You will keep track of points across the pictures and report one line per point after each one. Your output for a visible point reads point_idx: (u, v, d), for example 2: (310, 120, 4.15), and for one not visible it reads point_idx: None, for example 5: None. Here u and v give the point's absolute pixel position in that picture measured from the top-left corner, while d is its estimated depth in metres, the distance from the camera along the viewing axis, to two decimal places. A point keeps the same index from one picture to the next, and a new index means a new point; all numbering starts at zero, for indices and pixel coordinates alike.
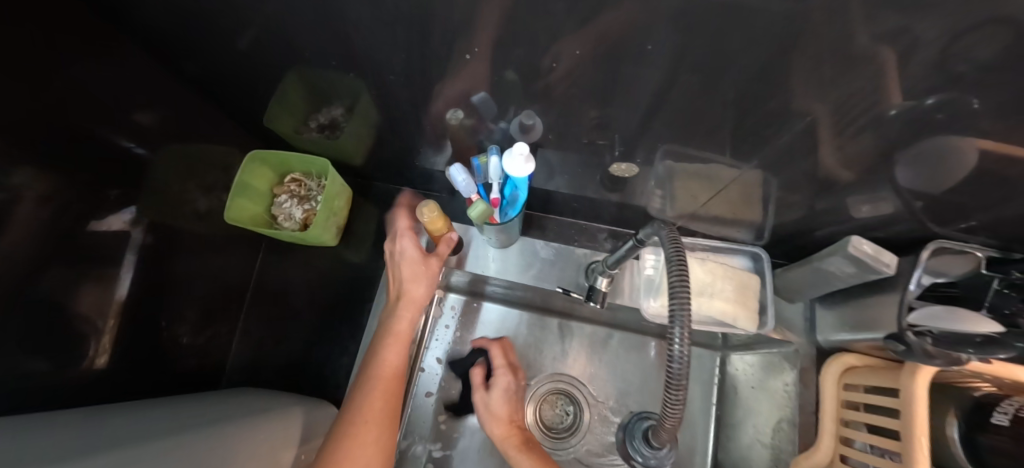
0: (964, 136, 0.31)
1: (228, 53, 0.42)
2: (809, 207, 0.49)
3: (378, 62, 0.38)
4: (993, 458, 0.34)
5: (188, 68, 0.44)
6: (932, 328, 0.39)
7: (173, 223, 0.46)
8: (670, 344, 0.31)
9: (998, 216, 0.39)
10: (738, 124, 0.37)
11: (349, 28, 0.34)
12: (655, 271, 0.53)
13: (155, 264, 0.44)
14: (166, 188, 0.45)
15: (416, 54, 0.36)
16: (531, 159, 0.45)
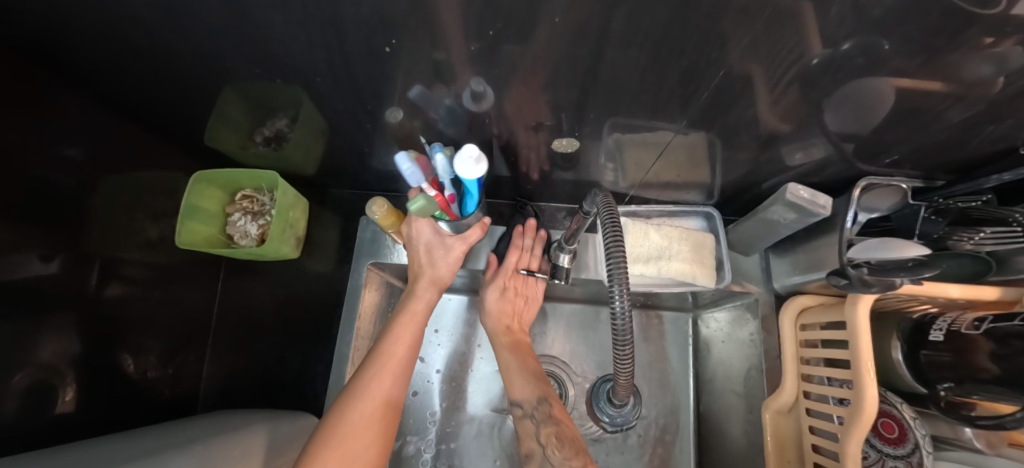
0: (883, 77, 0.33)
1: (147, 74, 0.41)
2: (750, 162, 0.50)
3: (306, 66, 0.38)
4: (933, 372, 0.38)
5: (118, 94, 0.44)
6: (867, 259, 0.41)
7: (120, 257, 0.45)
8: (613, 305, 0.32)
9: (915, 148, 0.42)
10: (672, 93, 0.37)
11: (274, 35, 0.34)
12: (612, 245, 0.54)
13: (110, 299, 0.44)
14: (110, 222, 0.45)
15: (342, 53, 0.35)
16: (480, 159, 0.42)
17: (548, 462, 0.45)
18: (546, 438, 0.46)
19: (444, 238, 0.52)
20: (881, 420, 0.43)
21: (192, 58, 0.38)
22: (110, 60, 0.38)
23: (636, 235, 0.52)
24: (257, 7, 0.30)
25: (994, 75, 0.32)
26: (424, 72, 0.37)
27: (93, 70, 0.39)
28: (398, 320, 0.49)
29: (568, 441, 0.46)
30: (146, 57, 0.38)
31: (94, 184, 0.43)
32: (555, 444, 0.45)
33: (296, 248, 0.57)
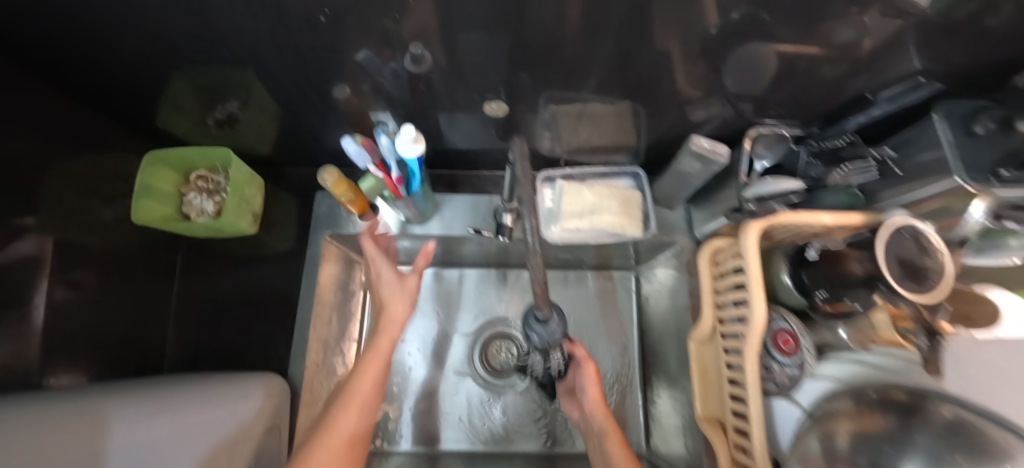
0: (762, 39, 0.39)
1: (103, 56, 0.43)
2: (668, 124, 0.56)
3: (257, 38, 0.41)
4: (814, 286, 0.45)
5: (72, 75, 0.45)
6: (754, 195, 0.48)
7: (77, 241, 0.45)
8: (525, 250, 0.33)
9: (793, 101, 0.50)
10: (592, 62, 0.43)
11: (226, 8, 0.36)
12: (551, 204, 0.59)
13: (69, 283, 0.44)
14: (64, 206, 0.44)
15: (292, 25, 0.39)
16: (418, 140, 0.43)
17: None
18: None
19: (375, 261, 0.53)
20: (780, 335, 0.49)
21: (149, 36, 0.40)
22: (63, 43, 0.40)
23: (571, 193, 0.57)
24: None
25: (856, 38, 0.39)
26: (368, 40, 0.41)
27: (50, 53, 0.41)
28: (380, 325, 0.49)
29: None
30: (104, 37, 0.40)
31: (49, 168, 0.43)
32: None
33: (254, 225, 0.59)
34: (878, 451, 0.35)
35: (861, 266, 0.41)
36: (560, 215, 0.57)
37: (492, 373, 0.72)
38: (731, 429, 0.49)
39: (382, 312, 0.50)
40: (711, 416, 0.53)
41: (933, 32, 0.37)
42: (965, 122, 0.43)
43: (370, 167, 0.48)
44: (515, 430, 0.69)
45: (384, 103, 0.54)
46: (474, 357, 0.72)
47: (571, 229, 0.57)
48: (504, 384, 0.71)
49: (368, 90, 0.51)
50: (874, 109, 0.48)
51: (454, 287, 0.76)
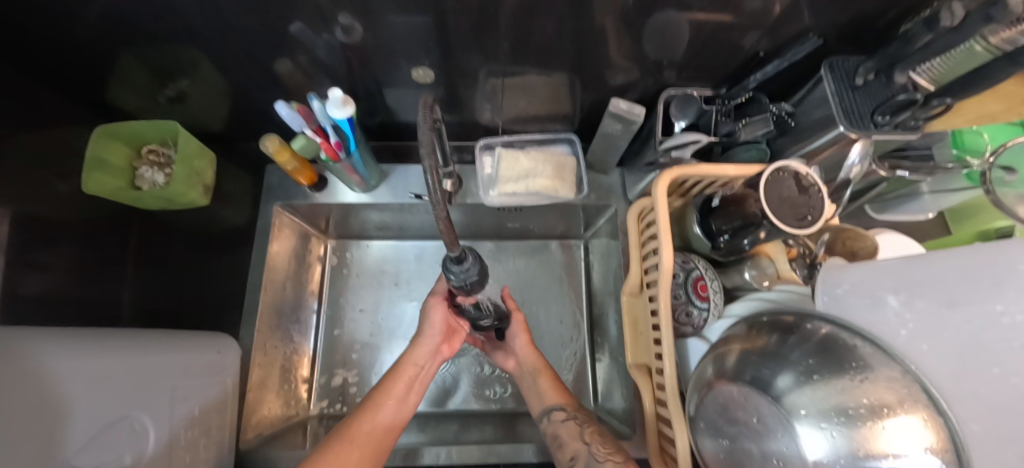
0: (668, 2, 0.42)
1: (49, 25, 0.44)
2: (598, 92, 0.60)
3: (196, 9, 0.43)
4: (719, 231, 0.49)
5: (23, 51, 0.47)
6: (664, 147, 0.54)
7: (39, 214, 0.46)
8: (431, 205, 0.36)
9: (704, 65, 0.54)
10: (515, 30, 0.46)
11: None
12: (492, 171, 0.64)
13: (32, 252, 0.45)
14: (23, 177, 0.46)
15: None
16: (347, 103, 0.46)
17: (594, 459, 0.48)
18: (590, 437, 0.51)
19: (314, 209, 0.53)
20: (699, 283, 0.52)
21: (95, 9, 0.42)
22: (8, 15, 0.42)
23: (508, 160, 0.61)
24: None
25: (766, 3, 0.43)
26: (303, 10, 0.44)
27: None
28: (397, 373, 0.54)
29: (611, 440, 0.50)
30: (51, 7, 0.42)
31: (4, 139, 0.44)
32: (598, 442, 0.50)
33: (205, 197, 0.62)
34: (756, 365, 0.38)
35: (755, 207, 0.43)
36: (499, 180, 0.61)
37: None
38: (655, 371, 0.53)
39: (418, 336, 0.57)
40: (639, 362, 0.57)
41: None
42: (849, 76, 0.47)
43: (307, 132, 0.50)
44: (470, 391, 0.73)
45: (325, 75, 0.56)
46: None
47: (509, 193, 0.61)
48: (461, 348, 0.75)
49: (306, 62, 0.54)
50: (768, 66, 0.52)
51: (410, 257, 0.79)
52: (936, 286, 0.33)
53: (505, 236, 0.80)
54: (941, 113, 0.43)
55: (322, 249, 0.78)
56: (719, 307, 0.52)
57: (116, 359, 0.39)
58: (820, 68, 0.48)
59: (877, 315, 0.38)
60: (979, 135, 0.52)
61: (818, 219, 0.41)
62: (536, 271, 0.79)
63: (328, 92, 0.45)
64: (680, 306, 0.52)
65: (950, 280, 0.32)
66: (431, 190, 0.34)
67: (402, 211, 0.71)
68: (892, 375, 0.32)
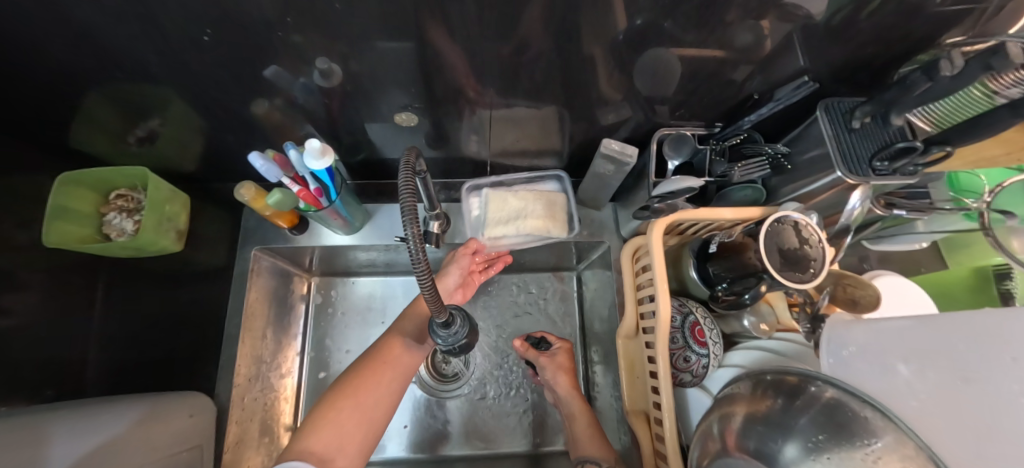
0: (658, 42, 0.41)
1: (7, 72, 0.41)
2: (588, 129, 0.58)
3: (162, 52, 0.41)
4: (716, 277, 0.47)
5: None
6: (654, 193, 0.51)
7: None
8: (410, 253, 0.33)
9: (695, 103, 0.52)
10: (501, 69, 0.45)
11: (122, 21, 0.36)
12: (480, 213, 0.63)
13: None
14: None
15: (197, 40, 0.39)
16: (326, 151, 0.44)
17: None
18: None
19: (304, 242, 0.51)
20: (695, 329, 0.50)
21: (56, 54, 0.40)
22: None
23: (495, 202, 0.61)
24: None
25: (755, 41, 0.42)
26: (277, 54, 0.42)
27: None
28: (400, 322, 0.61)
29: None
30: (7, 53, 0.39)
31: None
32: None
33: (178, 242, 0.58)
34: (762, 437, 0.36)
35: (755, 258, 0.42)
36: (487, 222, 0.60)
37: (437, 379, 0.72)
38: (654, 422, 0.50)
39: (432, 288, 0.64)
40: (637, 409, 0.55)
41: (808, 30, 0.40)
42: (845, 119, 0.46)
43: (283, 181, 0.47)
44: (460, 436, 0.69)
45: (305, 117, 0.54)
46: (420, 363, 0.72)
47: (499, 236, 0.60)
48: (449, 390, 0.71)
49: (284, 104, 0.51)
50: (762, 107, 0.51)
51: (398, 294, 0.76)
52: (948, 358, 0.31)
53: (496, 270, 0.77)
54: (942, 159, 0.41)
55: (305, 288, 0.74)
56: (719, 357, 0.50)
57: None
58: (814, 109, 0.47)
59: (889, 383, 0.35)
60: (976, 177, 0.51)
61: (819, 273, 0.40)
62: (527, 305, 0.77)
63: (305, 142, 0.43)
64: (678, 352, 0.50)
65: (961, 352, 0.31)
66: (412, 256, 0.32)
67: (387, 250, 0.68)
68: (905, 452, 0.30)
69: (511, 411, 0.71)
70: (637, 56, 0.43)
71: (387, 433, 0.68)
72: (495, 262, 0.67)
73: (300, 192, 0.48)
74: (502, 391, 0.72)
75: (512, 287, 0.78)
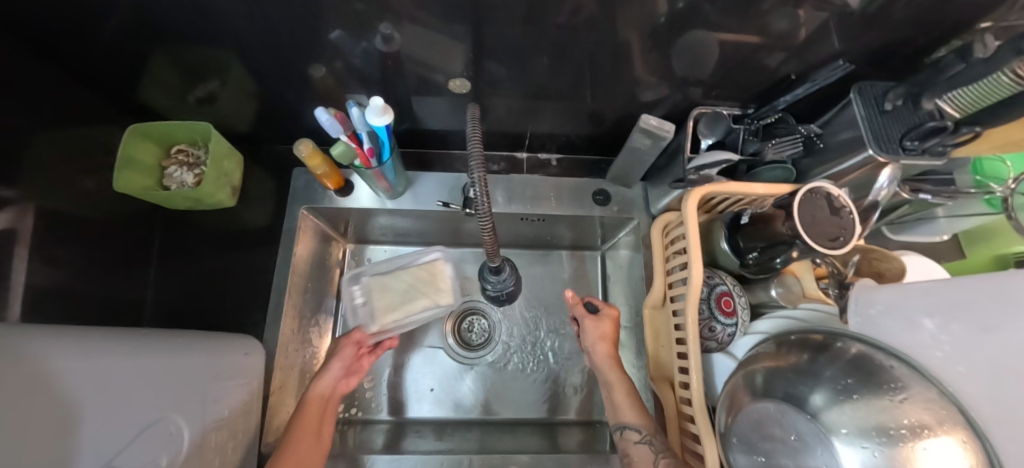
0: (701, 22, 0.43)
1: (90, 26, 0.45)
2: (624, 108, 0.61)
3: (236, 13, 0.44)
4: (746, 248, 0.50)
5: (62, 49, 0.48)
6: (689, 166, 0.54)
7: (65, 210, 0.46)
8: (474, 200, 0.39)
9: (732, 85, 0.55)
10: (550, 44, 0.47)
11: None
12: (365, 302, 0.64)
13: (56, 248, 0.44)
14: (54, 171, 0.46)
15: (277, 3, 0.42)
16: (387, 109, 0.47)
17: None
18: None
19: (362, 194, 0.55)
20: (722, 298, 0.53)
21: (145, 12, 0.43)
22: (57, 13, 0.42)
23: (378, 290, 0.63)
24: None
25: (793, 27, 0.44)
26: (346, 19, 0.45)
27: (39, 21, 0.43)
28: (305, 408, 0.54)
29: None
30: (104, 9, 0.43)
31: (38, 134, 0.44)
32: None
33: (231, 197, 0.62)
34: (790, 383, 0.38)
35: (785, 227, 0.44)
36: (374, 311, 0.62)
37: (462, 346, 0.75)
38: (679, 386, 0.53)
39: (316, 373, 0.57)
40: (661, 375, 0.58)
41: (847, 16, 0.43)
42: (877, 101, 0.49)
43: (342, 138, 0.51)
44: (484, 401, 0.72)
45: (358, 83, 0.57)
46: (446, 331, 0.76)
47: (391, 323, 0.61)
48: (475, 357, 0.74)
49: (342, 69, 0.54)
50: (798, 89, 0.54)
51: None
52: (965, 312, 0.34)
53: (521, 245, 0.80)
54: (970, 140, 0.43)
55: (340, 253, 0.78)
56: (745, 324, 0.52)
57: (153, 359, 0.40)
58: (848, 92, 0.50)
59: (909, 336, 0.38)
60: (1001, 162, 0.53)
61: (848, 242, 0.42)
62: (551, 281, 0.79)
63: (369, 100, 0.46)
64: (704, 321, 0.52)
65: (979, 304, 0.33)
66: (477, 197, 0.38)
67: (423, 218, 0.71)
68: (929, 396, 0.33)
69: (539, 376, 0.74)
70: (680, 35, 0.46)
71: (412, 393, 0.72)
72: (381, 347, 0.65)
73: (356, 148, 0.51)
74: (527, 359, 0.75)
75: (540, 261, 0.81)
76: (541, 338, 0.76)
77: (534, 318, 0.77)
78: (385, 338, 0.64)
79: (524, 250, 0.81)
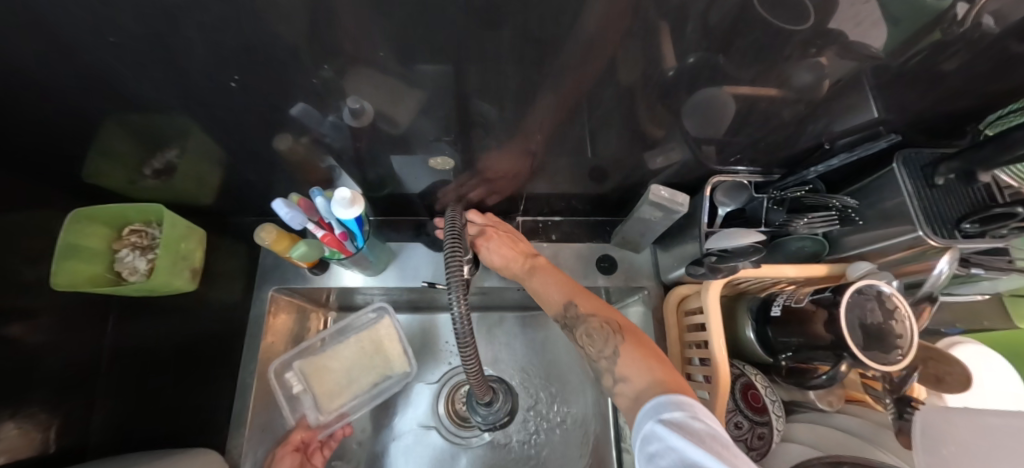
0: (716, 83, 0.37)
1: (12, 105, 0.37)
2: (627, 169, 0.55)
3: (179, 90, 0.38)
4: (777, 342, 0.44)
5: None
6: (710, 249, 0.47)
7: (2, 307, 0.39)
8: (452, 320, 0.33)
9: (749, 149, 0.49)
10: (542, 107, 0.41)
11: (139, 61, 0.33)
12: (303, 390, 0.60)
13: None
14: None
15: (223, 83, 0.37)
16: (357, 200, 0.42)
17: (594, 359, 0.45)
18: (580, 337, 0.46)
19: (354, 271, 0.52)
20: (750, 392, 0.46)
21: (73, 99, 0.38)
22: None
23: (317, 376, 0.60)
24: (117, 39, 0.30)
25: (816, 81, 0.38)
26: (303, 93, 0.39)
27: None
28: None
29: (600, 330, 0.45)
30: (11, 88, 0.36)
31: None
32: (591, 335, 0.45)
33: (191, 280, 0.54)
34: None
35: (824, 330, 0.38)
36: (318, 400, 0.60)
37: (456, 423, 0.68)
38: None
39: None
40: None
41: (882, 72, 0.37)
42: (925, 172, 0.43)
43: (308, 226, 0.45)
44: None
45: (331, 155, 0.51)
46: (439, 404, 0.69)
47: (338, 408, 0.60)
48: (471, 436, 0.67)
49: (310, 142, 0.48)
50: (832, 157, 0.48)
51: (417, 332, 0.73)
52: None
53: (513, 306, 0.73)
54: None
55: (320, 324, 0.71)
56: (781, 430, 0.45)
57: None
58: (889, 160, 0.44)
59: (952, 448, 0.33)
60: None
61: (907, 354, 0.35)
62: (553, 348, 0.72)
63: (335, 191, 0.41)
64: (727, 415, 0.46)
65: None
66: (455, 311, 0.34)
67: (409, 290, 0.65)
68: None
69: (543, 458, 0.66)
70: (690, 94, 0.40)
71: None
72: (332, 438, 0.61)
73: (325, 237, 0.46)
74: (526, 438, 0.67)
75: (539, 325, 0.74)
76: (544, 411, 0.69)
77: (534, 390, 0.70)
78: (335, 428, 0.60)
79: (522, 313, 0.74)
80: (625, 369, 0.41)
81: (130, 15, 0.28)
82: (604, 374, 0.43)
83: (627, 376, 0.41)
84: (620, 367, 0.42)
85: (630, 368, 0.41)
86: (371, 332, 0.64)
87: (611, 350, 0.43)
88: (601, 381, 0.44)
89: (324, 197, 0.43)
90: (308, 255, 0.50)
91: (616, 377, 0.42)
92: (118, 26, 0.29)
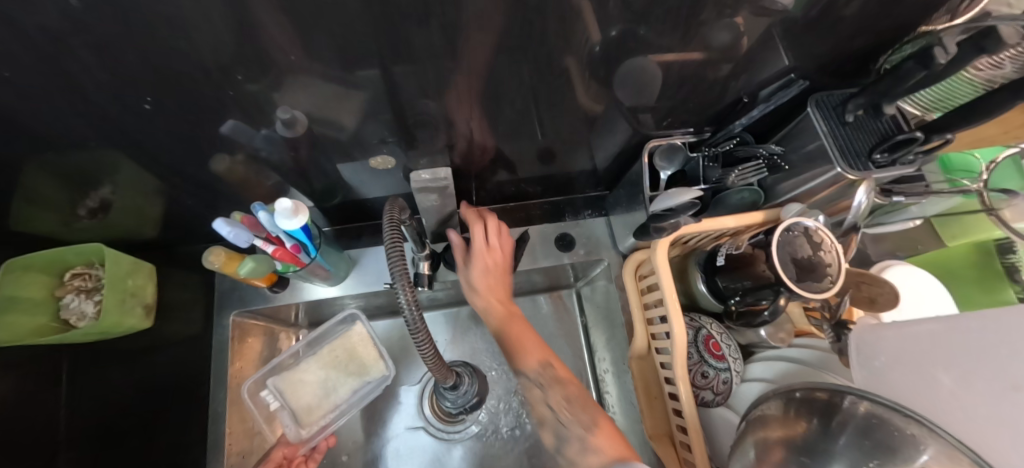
0: (638, 52, 0.39)
1: None
2: (570, 147, 0.56)
3: (93, 121, 0.36)
4: (725, 289, 0.46)
5: None
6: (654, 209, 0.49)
7: None
8: (403, 311, 0.34)
9: (679, 113, 0.51)
10: (475, 95, 0.42)
11: (41, 96, 0.32)
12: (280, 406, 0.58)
13: None
14: None
15: (136, 109, 0.36)
16: (300, 209, 0.42)
17: (564, 426, 0.47)
18: (557, 405, 0.48)
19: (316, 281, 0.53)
20: (709, 341, 0.49)
21: None
22: None
23: (293, 390, 0.58)
24: (5, 72, 0.28)
25: (733, 40, 0.39)
26: (229, 108, 0.38)
27: None
28: None
29: (576, 402, 0.47)
30: None
31: None
32: (565, 409, 0.47)
33: (146, 317, 0.51)
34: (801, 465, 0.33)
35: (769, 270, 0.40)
36: (296, 414, 0.57)
37: (443, 420, 0.68)
38: (680, 444, 0.48)
39: None
40: (658, 432, 0.52)
41: (790, 23, 0.38)
42: (837, 113, 0.45)
43: (256, 242, 0.45)
44: None
45: (271, 170, 0.51)
46: (425, 406, 0.69)
47: (320, 421, 0.57)
48: (460, 431, 0.68)
49: (247, 159, 0.48)
50: (754, 110, 0.51)
51: (391, 336, 0.73)
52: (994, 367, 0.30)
53: None
54: (940, 146, 0.41)
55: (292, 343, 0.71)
56: (739, 371, 0.48)
57: None
58: (805, 105, 0.46)
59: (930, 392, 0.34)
60: (969, 156, 0.53)
61: (836, 280, 0.39)
62: None
63: (276, 203, 0.41)
64: (694, 367, 0.48)
65: (1007, 359, 0.30)
66: (405, 307, 0.34)
67: (380, 293, 0.66)
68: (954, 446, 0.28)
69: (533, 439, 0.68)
70: (617, 67, 0.41)
71: None
72: (315, 451, 0.59)
73: (276, 252, 0.46)
74: (514, 423, 0.69)
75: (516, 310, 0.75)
76: None
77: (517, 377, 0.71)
78: (317, 440, 0.58)
79: None
80: (600, 443, 0.42)
81: (24, 49, 0.26)
82: (569, 443, 0.46)
83: (599, 448, 0.42)
84: (596, 437, 0.43)
85: (602, 440, 0.42)
86: (349, 331, 0.62)
87: (588, 421, 0.45)
88: (563, 450, 0.46)
89: (268, 211, 0.43)
90: (258, 270, 0.49)
91: (585, 446, 0.43)
92: (9, 60, 0.27)
